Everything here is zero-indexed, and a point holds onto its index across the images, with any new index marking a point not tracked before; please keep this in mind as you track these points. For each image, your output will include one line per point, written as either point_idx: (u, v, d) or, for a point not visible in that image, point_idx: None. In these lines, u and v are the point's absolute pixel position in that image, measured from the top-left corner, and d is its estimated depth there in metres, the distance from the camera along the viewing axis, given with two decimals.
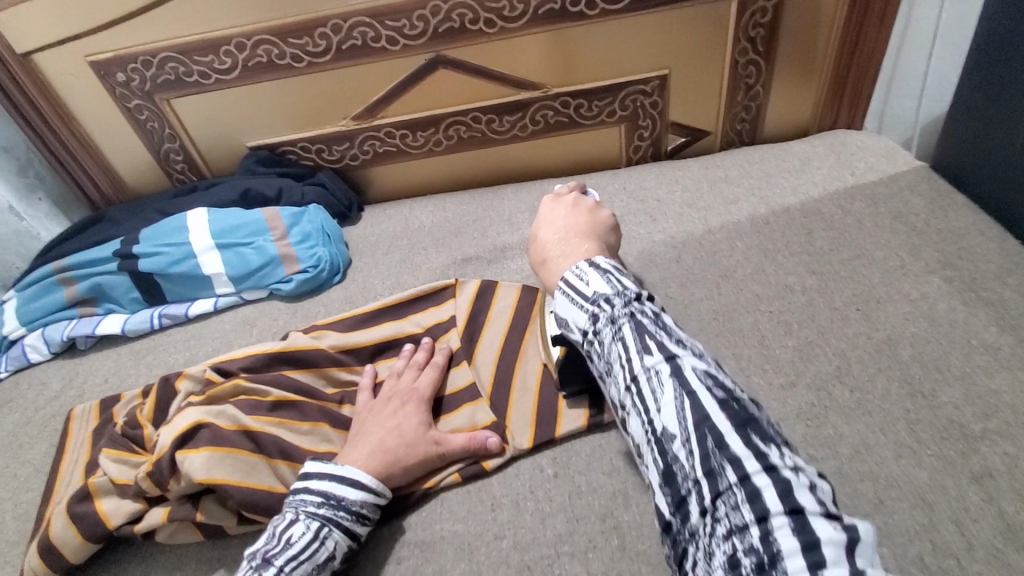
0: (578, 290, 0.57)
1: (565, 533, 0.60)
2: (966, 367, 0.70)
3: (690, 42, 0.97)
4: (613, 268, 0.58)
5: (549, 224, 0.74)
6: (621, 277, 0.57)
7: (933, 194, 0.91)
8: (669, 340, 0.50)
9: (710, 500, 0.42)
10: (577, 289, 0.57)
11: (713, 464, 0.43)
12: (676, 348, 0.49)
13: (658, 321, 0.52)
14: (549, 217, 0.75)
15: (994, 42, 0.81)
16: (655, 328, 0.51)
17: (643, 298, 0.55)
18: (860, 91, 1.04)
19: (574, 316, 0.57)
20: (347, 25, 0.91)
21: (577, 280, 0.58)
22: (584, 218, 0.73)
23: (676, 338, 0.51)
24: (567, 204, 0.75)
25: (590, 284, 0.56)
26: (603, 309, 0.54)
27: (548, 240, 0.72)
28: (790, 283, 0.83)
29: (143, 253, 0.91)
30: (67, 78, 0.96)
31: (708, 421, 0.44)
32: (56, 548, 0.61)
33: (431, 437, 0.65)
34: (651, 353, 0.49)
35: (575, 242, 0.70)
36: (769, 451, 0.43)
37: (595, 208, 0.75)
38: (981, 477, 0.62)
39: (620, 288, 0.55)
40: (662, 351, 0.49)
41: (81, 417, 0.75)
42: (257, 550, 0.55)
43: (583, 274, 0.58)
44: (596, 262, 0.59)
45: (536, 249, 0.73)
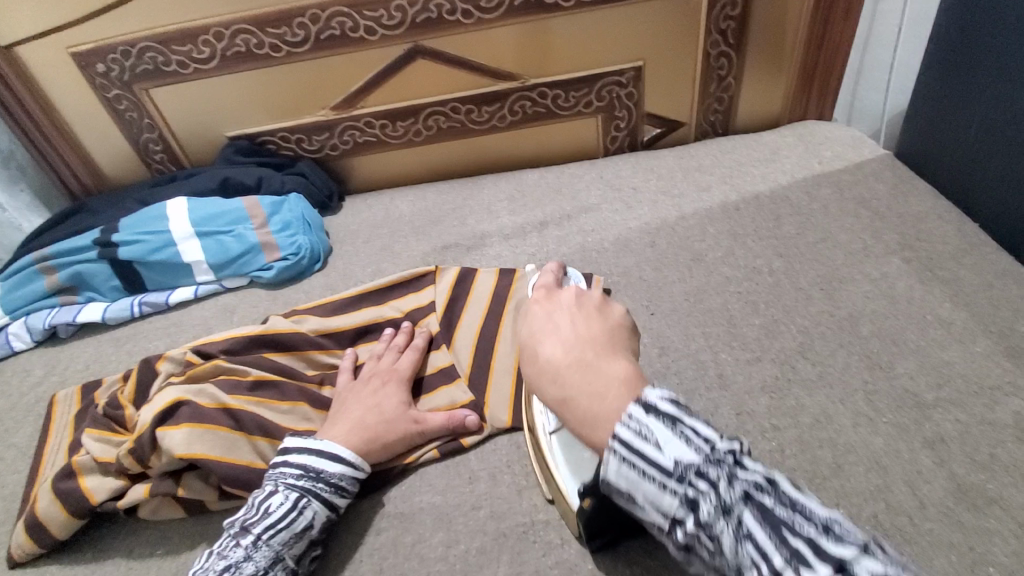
0: (648, 458, 0.41)
1: (540, 503, 0.62)
2: (922, 341, 0.74)
3: (663, 34, 1.00)
4: (678, 409, 0.42)
5: (551, 337, 0.52)
6: (695, 427, 0.41)
7: (895, 180, 0.95)
8: (813, 530, 0.35)
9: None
10: (645, 454, 0.41)
11: None
12: (834, 545, 0.34)
13: (779, 495, 0.38)
14: (548, 327, 0.54)
15: (950, 33, 0.85)
16: (786, 513, 0.36)
17: (739, 458, 0.40)
18: (828, 83, 1.07)
19: (657, 499, 0.40)
20: (325, 16, 0.92)
21: (640, 443, 0.41)
22: (594, 327, 0.53)
23: (818, 520, 0.36)
24: (566, 306, 0.55)
25: (665, 449, 0.40)
26: (702, 492, 0.38)
27: (558, 365, 0.49)
28: (758, 265, 0.86)
29: (122, 241, 0.91)
30: (46, 68, 0.96)
31: None
32: (41, 524, 0.62)
33: (411, 415, 0.66)
34: (810, 566, 0.34)
35: (598, 363, 0.49)
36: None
37: (601, 306, 0.56)
38: (934, 442, 0.65)
39: (706, 450, 0.40)
40: (820, 557, 0.34)
41: (63, 401, 0.76)
42: (237, 518, 0.57)
43: (645, 430, 0.41)
44: (652, 404, 0.42)
45: (542, 374, 0.51)
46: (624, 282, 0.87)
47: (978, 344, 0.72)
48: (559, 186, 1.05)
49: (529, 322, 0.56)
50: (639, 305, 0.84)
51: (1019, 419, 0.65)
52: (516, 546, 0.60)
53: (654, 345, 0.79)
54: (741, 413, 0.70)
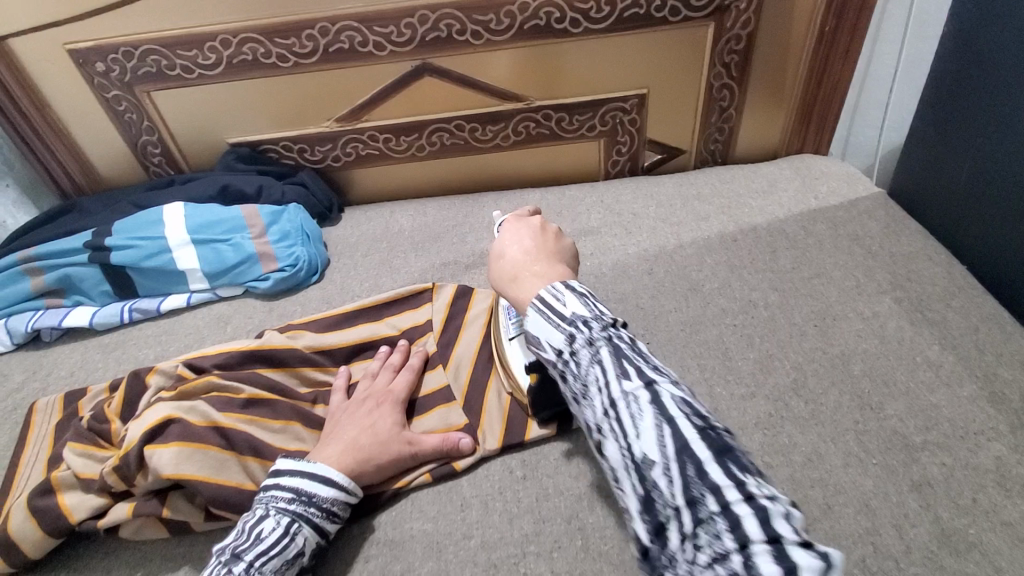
0: (555, 311, 0.56)
1: (531, 534, 0.62)
2: (910, 382, 0.75)
3: (669, 64, 1.01)
4: (588, 292, 0.58)
5: (515, 244, 0.68)
6: (597, 303, 0.56)
7: (888, 219, 0.97)
8: (646, 366, 0.50)
9: (692, 527, 0.42)
10: (555, 309, 0.56)
11: (691, 488, 0.42)
12: (654, 374, 0.49)
13: (635, 347, 0.52)
14: (513, 238, 0.70)
15: (946, 81, 0.87)
16: (632, 353, 0.51)
17: (619, 325, 0.55)
18: (826, 120, 1.09)
19: (551, 337, 0.55)
20: (335, 29, 0.92)
21: (553, 302, 0.57)
22: (548, 242, 0.69)
23: (652, 364, 0.51)
24: (532, 228, 0.71)
25: (568, 307, 0.55)
26: (580, 331, 0.53)
27: (517, 261, 0.66)
28: (754, 298, 0.87)
29: (115, 246, 0.89)
30: (43, 64, 0.95)
31: (687, 448, 0.44)
32: (14, 542, 0.60)
33: (404, 437, 0.66)
34: (631, 380, 0.49)
35: (544, 262, 0.65)
36: (748, 479, 0.42)
37: (557, 233, 0.72)
38: (920, 485, 0.66)
39: (597, 313, 0.55)
40: (641, 377, 0.49)
41: (44, 410, 0.74)
42: (225, 546, 0.55)
43: (560, 295, 0.57)
44: (570, 284, 0.58)
45: (502, 269, 0.67)
46: (621, 308, 0.88)
47: (965, 389, 0.74)
48: (560, 209, 1.05)
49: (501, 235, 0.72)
50: (635, 333, 0.84)
51: (1001, 464, 0.67)
52: None
53: None
54: None
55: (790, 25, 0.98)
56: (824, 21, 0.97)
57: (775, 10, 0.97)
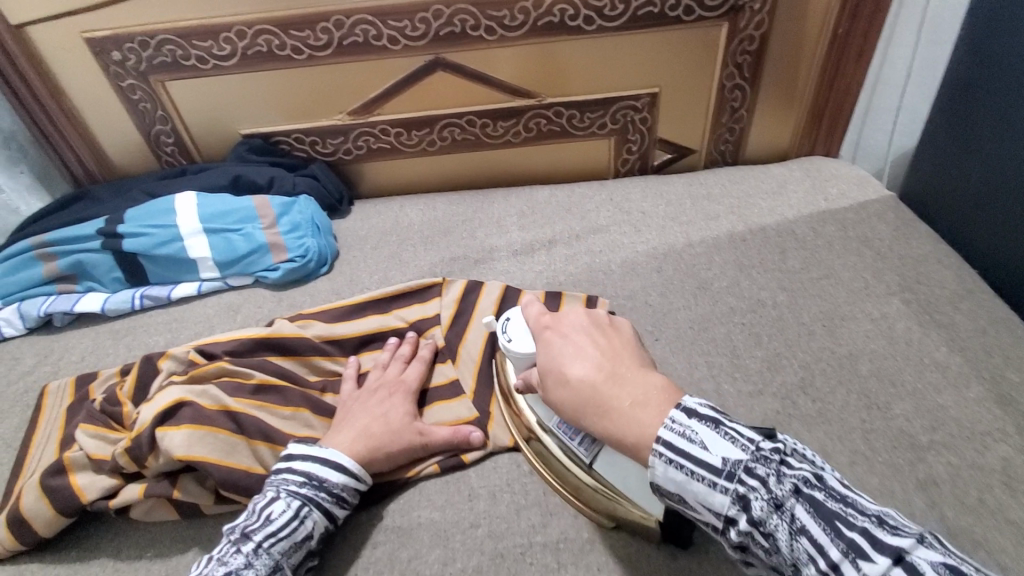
0: (702, 462, 0.47)
1: (539, 524, 0.62)
2: (918, 383, 0.75)
3: (681, 63, 1.02)
4: (719, 415, 0.49)
5: (580, 356, 0.57)
6: (738, 428, 0.48)
7: (898, 222, 0.97)
8: (865, 523, 0.41)
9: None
10: (694, 456, 0.47)
11: None
12: (885, 535, 0.40)
13: (830, 492, 0.44)
14: (573, 347, 0.58)
15: (959, 84, 0.87)
16: (838, 507, 0.43)
17: (785, 457, 0.47)
18: (837, 122, 1.09)
19: (711, 499, 0.46)
20: (350, 23, 0.93)
21: (688, 446, 0.47)
22: (612, 339, 0.59)
23: (870, 516, 0.42)
24: (584, 326, 0.60)
25: (714, 451, 0.47)
26: (751, 488, 0.45)
27: (595, 380, 0.55)
28: (762, 297, 0.87)
29: (128, 232, 0.90)
30: (60, 51, 0.95)
31: None
32: (26, 520, 0.60)
33: (416, 427, 0.66)
34: (866, 555, 0.39)
35: (632, 377, 0.54)
36: None
37: (608, 323, 0.62)
38: (926, 485, 0.66)
39: (754, 450, 0.46)
40: (876, 548, 0.39)
41: (55, 393, 0.74)
42: (236, 524, 0.56)
43: (694, 436, 0.48)
44: (692, 408, 0.50)
45: (575, 393, 0.55)
46: (630, 305, 0.88)
47: (973, 391, 0.73)
48: (569, 206, 1.06)
49: (549, 344, 0.60)
50: (643, 330, 0.85)
51: (1007, 465, 0.67)
52: (512, 567, 0.59)
53: None
54: None
55: (803, 26, 0.98)
56: (837, 23, 0.97)
57: (789, 11, 0.97)
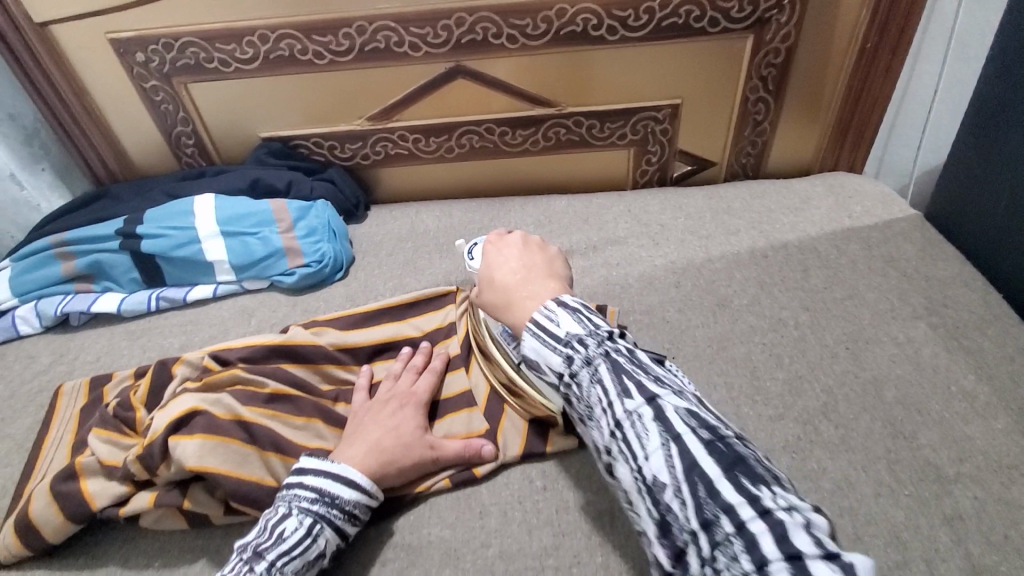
0: (550, 332, 0.56)
1: (551, 546, 0.61)
2: (945, 412, 0.73)
3: (705, 75, 1.00)
4: (581, 305, 0.58)
5: (505, 265, 0.65)
6: (592, 315, 0.57)
7: (924, 242, 0.94)
8: (647, 381, 0.51)
9: (709, 550, 0.44)
10: (548, 330, 0.56)
11: (704, 508, 0.44)
12: (657, 390, 0.50)
13: (634, 359, 0.54)
14: (502, 258, 0.66)
15: (991, 104, 0.85)
16: (633, 368, 0.52)
17: (616, 335, 0.56)
18: (860, 142, 1.07)
19: (548, 359, 0.56)
20: (372, 28, 0.92)
21: (546, 321, 0.56)
22: (537, 256, 0.67)
23: (653, 378, 0.52)
24: (518, 244, 0.68)
25: (562, 325, 0.55)
26: (578, 351, 0.54)
27: (508, 284, 0.64)
28: (784, 317, 0.85)
29: (146, 234, 0.90)
30: (84, 52, 0.96)
31: (695, 467, 0.46)
32: (37, 525, 0.60)
33: (427, 441, 0.65)
34: (634, 398, 0.50)
35: (537, 282, 0.63)
36: (761, 494, 0.43)
37: (542, 245, 0.70)
38: (952, 519, 0.64)
39: (592, 327, 0.55)
40: (643, 395, 0.50)
41: (69, 394, 0.75)
42: (248, 542, 0.55)
43: (553, 315, 0.56)
44: (564, 301, 0.58)
45: (494, 295, 0.65)
46: (647, 320, 0.87)
47: (1003, 422, 0.71)
48: (587, 216, 1.04)
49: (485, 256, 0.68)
50: (661, 347, 0.83)
51: None
52: None
53: None
54: None
55: (832, 40, 0.96)
56: (867, 37, 0.95)
57: (816, 23, 0.95)
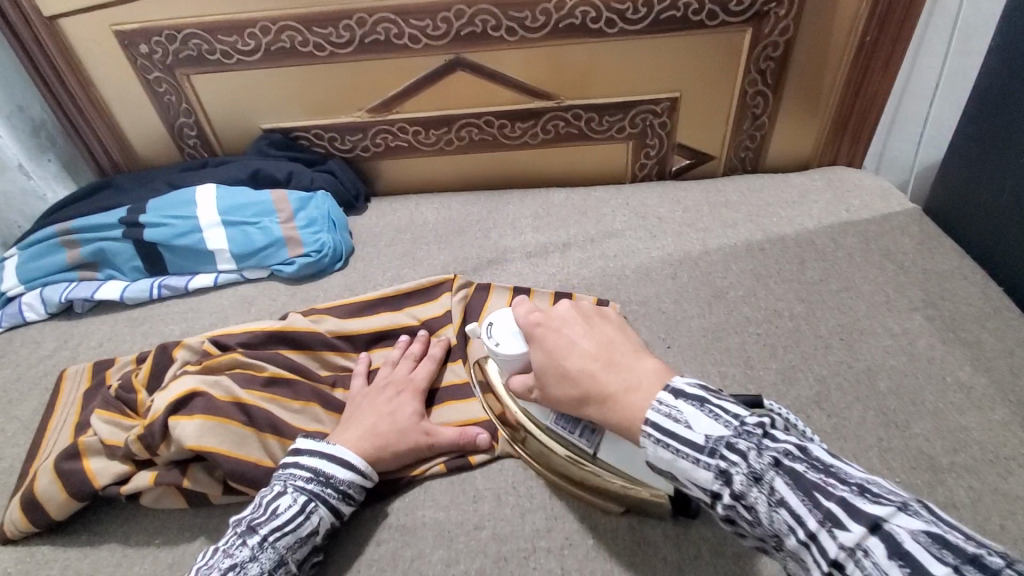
0: (684, 438, 0.46)
1: (543, 529, 0.62)
2: (938, 402, 0.73)
3: (704, 68, 1.00)
4: (704, 390, 0.49)
5: (574, 348, 0.58)
6: (724, 404, 0.47)
7: (922, 235, 0.94)
8: (848, 495, 0.40)
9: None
10: (678, 435, 0.47)
11: None
12: (868, 507, 0.39)
13: (812, 462, 0.43)
14: (565, 340, 0.59)
15: (990, 98, 0.85)
16: (820, 478, 0.42)
17: (769, 429, 0.46)
18: (861, 132, 1.07)
19: (693, 476, 0.46)
20: (372, 21, 0.93)
21: (672, 425, 0.47)
22: (604, 327, 0.60)
23: (851, 486, 0.41)
24: (571, 316, 0.61)
25: (697, 428, 0.46)
26: (734, 463, 0.44)
27: (592, 369, 0.55)
28: (778, 308, 0.86)
29: (149, 223, 0.92)
30: (89, 44, 0.97)
31: None
32: (41, 502, 0.62)
33: (423, 427, 0.66)
34: (843, 526, 0.38)
35: (628, 364, 0.54)
36: None
37: (599, 311, 0.63)
38: (943, 507, 0.64)
39: (737, 424, 0.46)
40: (852, 519, 0.38)
41: (73, 378, 0.76)
42: (243, 517, 0.56)
43: (676, 412, 0.48)
44: (679, 388, 0.49)
45: (575, 384, 0.56)
46: (643, 311, 0.87)
47: (996, 412, 0.71)
48: (585, 209, 1.05)
49: (542, 340, 0.60)
50: (656, 337, 0.84)
51: None
52: (515, 571, 0.59)
53: None
54: None
55: (830, 32, 0.96)
56: (865, 30, 0.95)
57: (815, 14, 0.95)
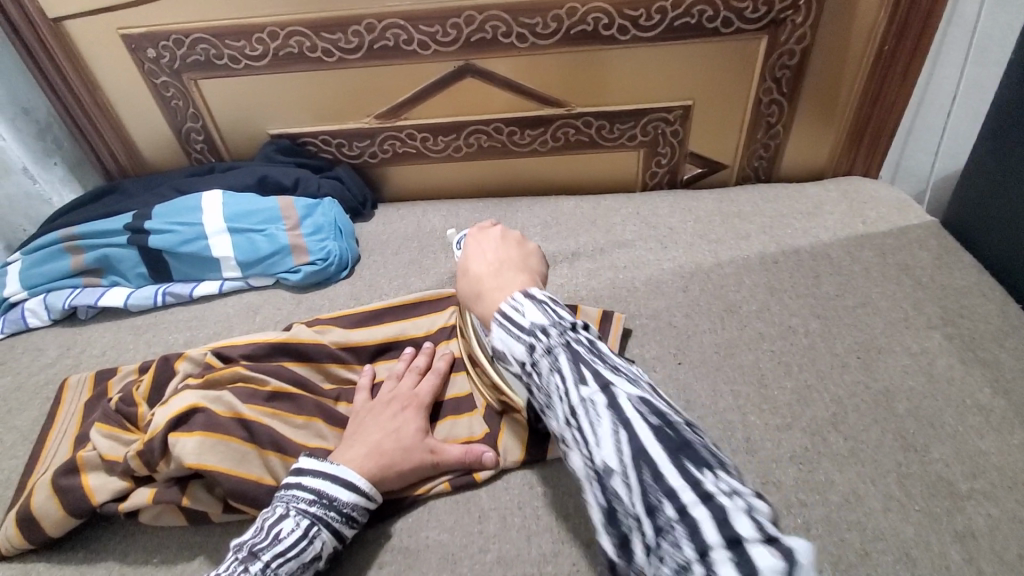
0: (515, 322, 0.54)
1: (549, 554, 0.60)
2: (959, 426, 0.71)
3: (718, 77, 0.98)
4: (550, 298, 0.55)
5: (478, 259, 0.70)
6: (559, 308, 0.54)
7: (940, 249, 0.92)
8: (604, 368, 0.48)
9: (652, 538, 0.41)
10: (513, 321, 0.54)
11: (648, 496, 0.41)
12: (611, 377, 0.47)
13: (593, 346, 0.51)
14: (479, 252, 0.71)
15: (1012, 110, 0.82)
16: (590, 354, 0.49)
17: (581, 329, 0.53)
18: (879, 142, 1.04)
19: (511, 349, 0.54)
20: (381, 26, 0.92)
21: (512, 313, 0.55)
22: (514, 250, 0.72)
23: (610, 364, 0.49)
24: (494, 239, 0.73)
25: (526, 315, 0.53)
26: (539, 340, 0.52)
27: (481, 273, 0.67)
28: (793, 324, 0.84)
29: (154, 230, 0.91)
30: (97, 48, 0.97)
31: (643, 455, 0.42)
32: (38, 517, 0.61)
33: (428, 445, 0.64)
34: (590, 387, 0.47)
35: (507, 272, 0.66)
36: (705, 478, 0.40)
37: (520, 241, 0.75)
38: (964, 537, 0.62)
39: (557, 318, 0.53)
40: (596, 380, 0.47)
41: (74, 387, 0.75)
42: (244, 542, 0.55)
43: (519, 306, 0.54)
44: (531, 293, 0.56)
45: (471, 284, 0.68)
46: (653, 325, 0.85)
47: (1019, 437, 0.69)
48: (594, 218, 1.03)
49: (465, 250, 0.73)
50: (666, 352, 0.82)
51: None
52: None
53: (679, 396, 0.77)
54: (766, 482, 0.68)
55: (849, 41, 0.94)
56: (884, 39, 0.92)
57: (833, 22, 0.92)
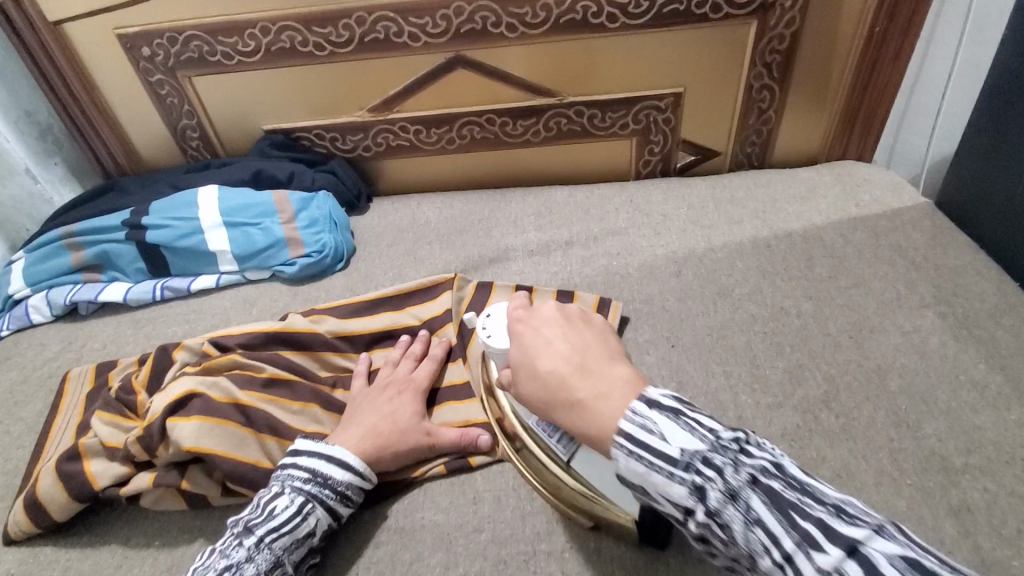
0: (656, 450, 0.45)
1: (544, 532, 0.61)
2: (951, 401, 0.71)
3: (708, 63, 0.99)
4: (679, 403, 0.47)
5: (549, 350, 0.55)
6: (697, 417, 0.47)
7: (934, 230, 0.92)
8: (821, 514, 0.40)
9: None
10: (652, 447, 0.45)
11: None
12: (839, 527, 0.39)
13: (785, 480, 0.43)
14: (539, 339, 0.57)
15: (1002, 88, 0.82)
16: (794, 497, 0.42)
17: (744, 445, 0.45)
18: (871, 124, 1.04)
19: (668, 491, 0.44)
20: (371, 19, 0.93)
21: (647, 436, 0.46)
22: (585, 331, 0.58)
23: (822, 505, 0.41)
24: (551, 317, 0.59)
25: (672, 441, 0.45)
26: (712, 480, 0.43)
27: (563, 371, 0.53)
28: (786, 305, 0.84)
29: (152, 224, 0.92)
30: (93, 48, 0.98)
31: None
32: (42, 503, 0.62)
33: (423, 427, 0.65)
34: (821, 547, 0.39)
35: (600, 367, 0.53)
36: None
37: (583, 316, 0.61)
38: (957, 511, 0.62)
39: (711, 439, 0.45)
40: (829, 540, 0.39)
41: (77, 379, 0.76)
42: (241, 518, 0.56)
43: (649, 423, 0.46)
44: (653, 398, 0.48)
45: (546, 385, 0.54)
46: (646, 309, 0.86)
47: (1011, 412, 0.69)
48: (588, 207, 1.04)
49: (520, 338, 0.59)
50: (659, 336, 0.82)
51: None
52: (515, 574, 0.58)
53: (672, 379, 0.77)
54: None
55: (838, 23, 0.94)
56: (874, 20, 0.92)
57: (822, 5, 0.93)
